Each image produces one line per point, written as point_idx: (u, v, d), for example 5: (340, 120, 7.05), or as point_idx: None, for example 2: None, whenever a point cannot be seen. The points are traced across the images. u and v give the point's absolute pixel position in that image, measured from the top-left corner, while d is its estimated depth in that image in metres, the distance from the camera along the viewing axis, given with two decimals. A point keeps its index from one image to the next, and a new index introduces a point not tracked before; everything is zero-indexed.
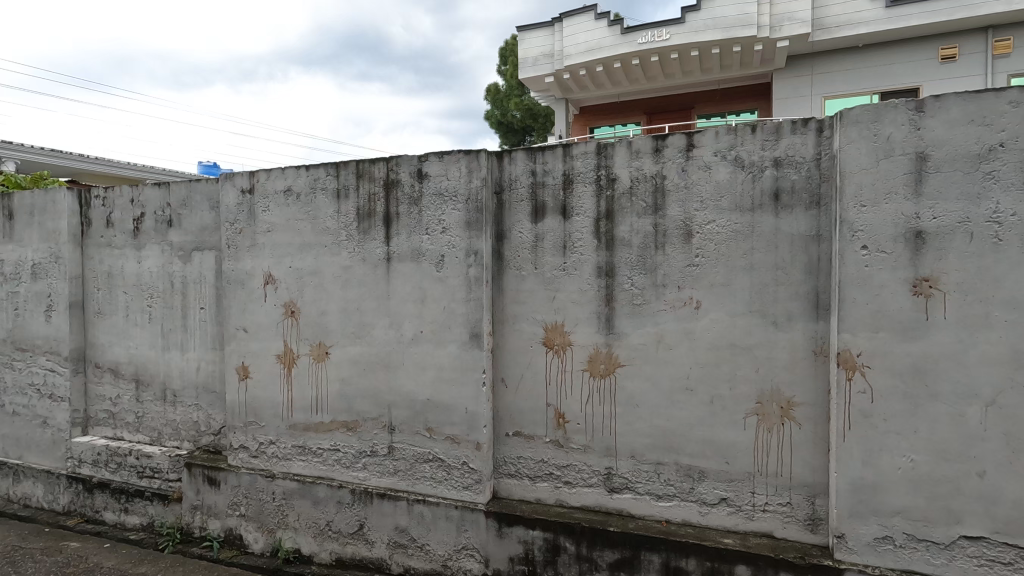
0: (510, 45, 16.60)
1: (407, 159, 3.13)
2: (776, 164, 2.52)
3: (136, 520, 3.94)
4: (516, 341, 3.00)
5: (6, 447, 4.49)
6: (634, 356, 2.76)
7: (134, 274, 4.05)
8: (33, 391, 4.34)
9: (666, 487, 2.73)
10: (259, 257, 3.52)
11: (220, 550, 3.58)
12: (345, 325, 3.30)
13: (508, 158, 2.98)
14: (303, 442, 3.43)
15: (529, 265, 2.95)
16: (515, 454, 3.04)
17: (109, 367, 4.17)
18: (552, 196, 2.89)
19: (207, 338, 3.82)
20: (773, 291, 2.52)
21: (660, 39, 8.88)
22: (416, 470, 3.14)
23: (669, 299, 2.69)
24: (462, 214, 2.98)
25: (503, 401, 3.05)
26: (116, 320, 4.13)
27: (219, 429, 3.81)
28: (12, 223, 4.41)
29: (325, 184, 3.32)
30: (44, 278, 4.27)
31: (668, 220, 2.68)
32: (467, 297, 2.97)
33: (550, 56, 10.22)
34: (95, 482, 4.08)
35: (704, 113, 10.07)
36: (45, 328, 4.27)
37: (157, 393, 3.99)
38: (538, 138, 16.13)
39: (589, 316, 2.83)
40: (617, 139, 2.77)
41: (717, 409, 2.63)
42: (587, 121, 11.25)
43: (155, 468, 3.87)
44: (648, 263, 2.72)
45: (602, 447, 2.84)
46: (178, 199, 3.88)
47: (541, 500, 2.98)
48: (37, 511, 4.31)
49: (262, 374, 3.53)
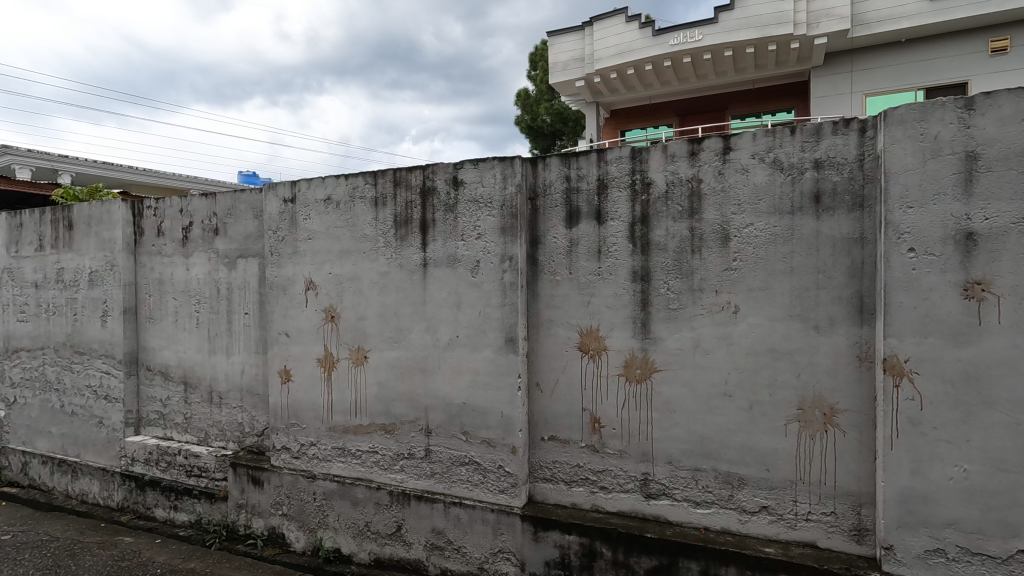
0: (541, 50, 16.71)
1: (443, 167, 3.19)
2: (816, 165, 2.47)
3: (185, 517, 4.10)
4: (551, 345, 3.02)
5: (65, 445, 4.73)
6: (670, 361, 2.74)
7: (183, 281, 4.22)
8: (90, 393, 4.57)
9: (704, 493, 2.70)
10: (301, 263, 3.63)
11: (264, 548, 3.70)
12: (383, 330, 3.38)
13: (543, 164, 3.01)
14: (343, 444, 3.52)
15: (564, 269, 2.96)
16: (550, 458, 3.05)
17: (159, 370, 4.36)
18: (586, 201, 2.90)
19: (251, 343, 3.95)
20: (814, 295, 2.47)
21: (692, 40, 8.80)
22: (452, 473, 3.19)
23: (706, 303, 2.66)
24: (496, 221, 3.02)
25: (538, 405, 3.06)
26: (166, 325, 4.32)
27: (262, 430, 3.94)
28: (70, 233, 4.66)
29: (363, 193, 3.41)
30: (100, 285, 4.50)
31: (705, 224, 2.66)
32: (502, 302, 3.01)
33: (581, 61, 10.23)
34: (146, 480, 4.26)
35: (738, 113, 9.91)
36: (102, 332, 4.49)
37: (204, 395, 4.15)
38: (569, 142, 16.15)
39: (625, 321, 2.83)
40: (651, 143, 2.77)
41: (756, 415, 2.59)
42: (618, 124, 11.21)
43: (203, 467, 4.03)
44: (684, 267, 2.70)
45: (639, 453, 2.83)
46: (224, 209, 4.04)
47: (577, 505, 2.98)
48: (94, 507, 4.53)
49: (303, 377, 3.64)
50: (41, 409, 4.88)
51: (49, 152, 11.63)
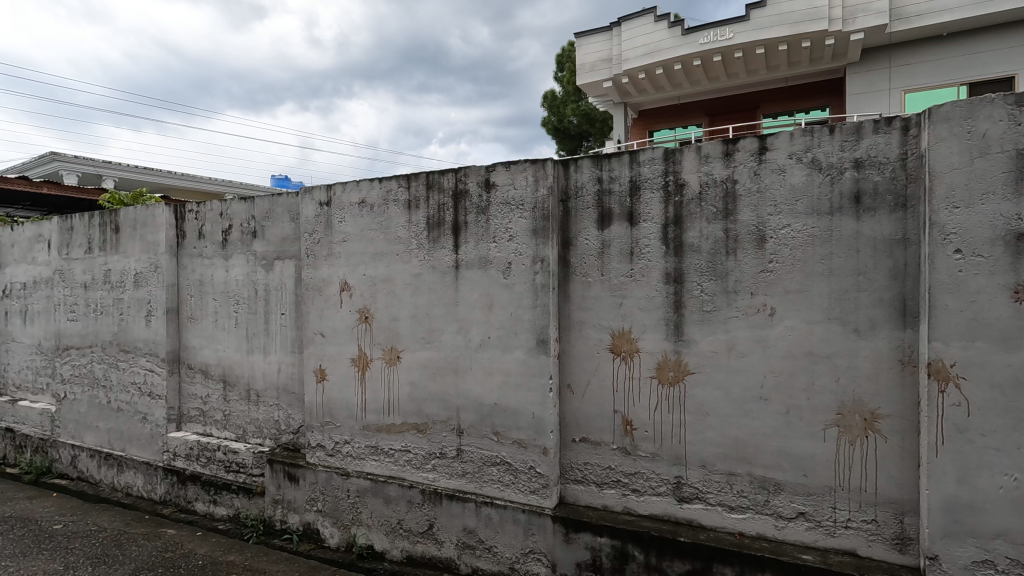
0: (567, 50, 16.74)
1: (475, 170, 3.22)
2: (856, 165, 2.42)
3: (223, 511, 4.22)
4: (583, 347, 3.02)
5: (111, 439, 4.93)
6: (704, 364, 2.71)
7: (222, 282, 4.36)
8: (134, 389, 4.75)
9: (739, 498, 2.67)
10: (336, 265, 3.71)
11: (299, 543, 3.79)
12: (415, 330, 3.43)
13: (575, 166, 3.01)
14: (376, 442, 3.58)
15: (596, 271, 2.96)
16: (581, 460, 3.05)
17: (199, 368, 4.50)
18: (618, 203, 2.90)
19: (288, 342, 4.06)
20: (854, 297, 2.42)
21: (723, 38, 8.68)
22: (483, 473, 3.21)
23: (741, 305, 2.63)
24: (528, 222, 3.04)
25: (569, 407, 3.07)
26: (206, 324, 4.46)
27: (297, 428, 4.03)
28: (117, 236, 4.86)
29: (397, 196, 3.47)
30: (145, 286, 4.68)
31: (740, 225, 2.63)
32: (533, 303, 3.02)
33: (609, 61, 10.18)
34: (187, 474, 4.41)
35: (770, 112, 9.74)
36: (146, 332, 4.67)
37: (242, 394, 4.27)
38: (595, 142, 16.13)
39: (657, 323, 2.81)
40: (684, 144, 2.75)
41: (793, 419, 2.54)
42: (646, 125, 11.11)
43: (241, 463, 4.15)
44: (718, 268, 2.68)
45: (672, 456, 2.81)
46: (262, 213, 4.15)
47: (609, 507, 2.97)
48: (138, 499, 4.71)
49: (338, 376, 3.71)
50: (88, 405, 5.09)
51: (94, 158, 12.16)
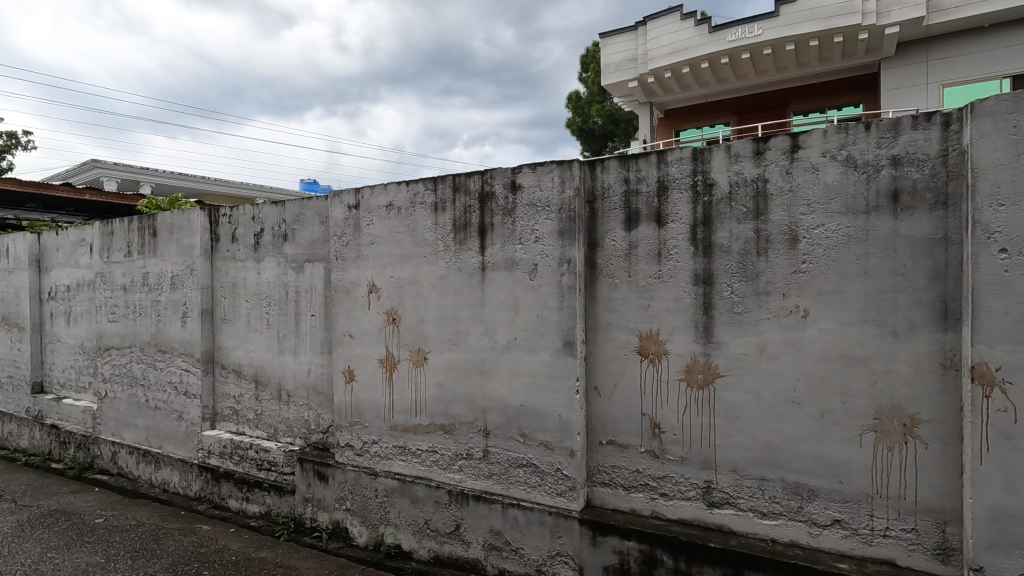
0: (592, 51, 16.69)
1: (501, 172, 3.23)
2: (893, 162, 2.35)
3: (256, 508, 4.32)
4: (610, 349, 3.00)
5: (149, 436, 5.09)
6: (734, 367, 2.67)
7: (254, 284, 4.46)
8: (171, 389, 4.89)
9: (771, 504, 2.61)
10: (364, 267, 3.76)
11: (328, 541, 3.85)
12: (442, 332, 3.45)
13: (601, 167, 3.00)
14: (403, 442, 3.62)
15: (623, 272, 2.94)
16: (608, 463, 3.02)
17: (232, 368, 4.62)
18: (646, 204, 2.87)
19: (317, 343, 4.13)
20: (891, 299, 2.35)
21: (752, 35, 8.55)
22: (510, 474, 3.21)
23: (773, 307, 2.58)
24: (555, 224, 3.03)
25: (596, 409, 3.05)
26: (239, 326, 4.57)
27: (327, 427, 4.10)
28: (154, 240, 5.02)
29: (424, 199, 3.50)
30: (181, 288, 4.82)
31: (771, 225, 2.58)
32: (560, 305, 3.02)
33: (634, 60, 10.09)
34: (221, 472, 4.52)
35: (801, 109, 9.54)
36: (182, 333, 4.81)
37: (273, 393, 4.36)
38: (620, 143, 16.03)
39: (686, 325, 2.77)
40: (714, 143, 2.71)
41: (828, 424, 2.48)
42: (672, 125, 10.99)
43: (272, 462, 4.23)
44: (749, 269, 2.63)
45: (701, 460, 2.76)
46: (292, 216, 4.24)
47: (636, 511, 2.94)
48: (174, 496, 4.85)
49: (366, 376, 3.76)
50: (128, 403, 5.27)
51: (132, 165, 12.59)
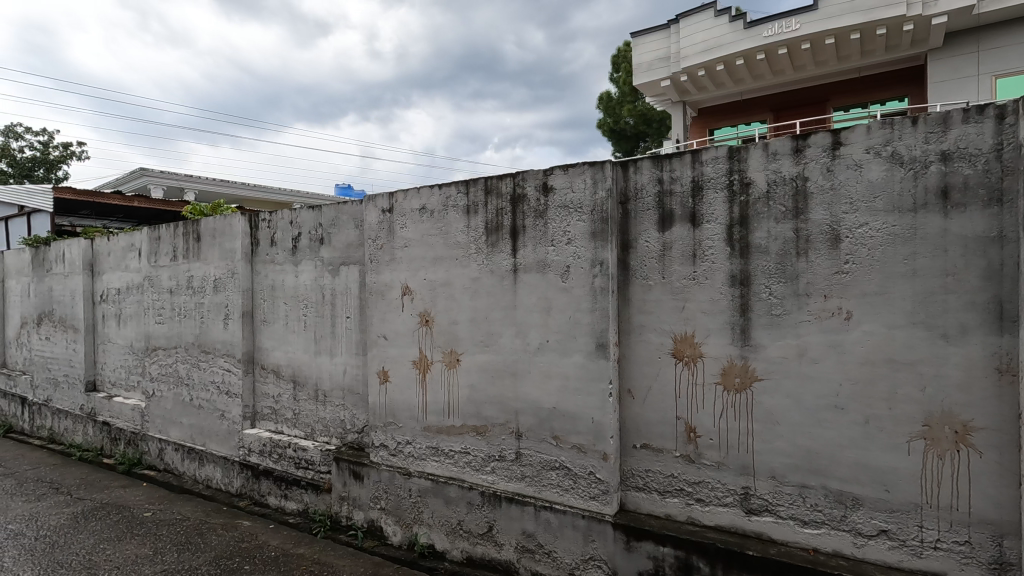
0: (623, 50, 16.55)
1: (533, 174, 3.23)
2: (943, 158, 2.26)
3: (294, 505, 4.42)
4: (643, 351, 2.96)
5: (193, 434, 5.28)
6: (772, 370, 2.60)
7: (292, 287, 4.58)
8: (213, 388, 5.06)
9: (813, 512, 2.53)
10: (398, 270, 3.82)
11: (364, 539, 3.92)
12: (474, 334, 3.47)
13: (634, 167, 2.96)
14: (437, 443, 3.65)
15: (657, 274, 2.90)
16: (643, 467, 2.98)
17: (271, 369, 4.75)
18: (680, 204, 2.83)
19: (353, 345, 4.21)
20: (941, 300, 2.25)
21: (789, 30, 8.33)
22: (543, 477, 3.21)
23: (813, 309, 2.50)
24: (587, 225, 3.02)
25: (630, 412, 3.01)
26: (278, 328, 4.70)
27: (362, 427, 4.17)
28: (198, 244, 5.20)
29: (456, 202, 3.53)
30: (223, 291, 4.98)
31: (811, 224, 2.51)
32: (592, 307, 3.00)
33: (667, 59, 9.97)
34: (261, 469, 4.65)
35: (841, 105, 9.23)
36: (224, 334, 4.97)
37: (311, 393, 4.47)
38: (653, 143, 15.83)
39: (722, 327, 2.72)
40: (750, 142, 2.65)
41: (873, 430, 2.39)
42: (706, 123, 10.79)
43: (310, 460, 4.33)
44: (788, 270, 2.56)
45: (739, 465, 2.70)
46: (328, 220, 4.34)
47: (671, 516, 2.89)
48: (217, 492, 5.01)
49: (400, 377, 3.82)
50: (173, 402, 5.47)
51: (177, 173, 13.10)
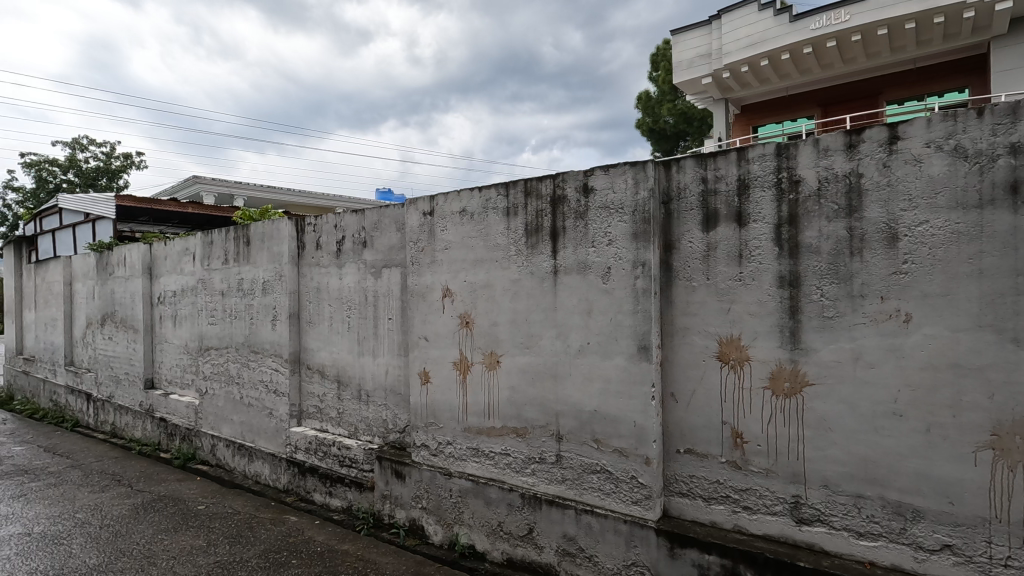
0: (663, 49, 16.30)
1: (574, 176, 3.22)
2: (1013, 150, 2.12)
3: (338, 502, 4.53)
4: (687, 354, 2.90)
5: (243, 431, 5.48)
6: (824, 375, 2.50)
7: (337, 289, 4.69)
8: (262, 387, 5.24)
9: (870, 524, 2.42)
10: (438, 272, 3.86)
11: (406, 538, 3.97)
12: (514, 335, 3.48)
13: (677, 166, 2.91)
14: (477, 444, 3.67)
15: (701, 275, 2.84)
16: (687, 472, 2.92)
17: (317, 369, 4.88)
18: (725, 203, 2.76)
19: (395, 345, 4.28)
20: (1011, 303, 2.11)
21: (838, 22, 8.03)
22: (583, 480, 3.18)
23: (869, 311, 2.40)
24: (628, 226, 2.98)
25: (673, 416, 2.95)
26: (323, 329, 4.82)
27: (403, 427, 4.24)
28: (248, 248, 5.40)
29: (496, 204, 3.55)
30: (271, 293, 5.15)
31: (866, 223, 2.41)
32: (634, 309, 2.95)
33: (708, 56, 9.76)
34: (307, 466, 4.78)
35: (895, 98, 8.80)
36: (272, 334, 5.14)
37: (354, 393, 4.57)
38: (694, 142, 15.49)
39: (770, 330, 2.63)
40: (800, 138, 2.56)
41: (936, 439, 2.26)
42: (750, 121, 10.50)
43: (353, 459, 4.43)
44: (841, 271, 2.46)
45: (789, 473, 2.61)
46: (371, 224, 4.43)
47: (717, 524, 2.82)
48: (265, 487, 5.18)
49: (441, 378, 3.86)
50: (225, 399, 5.69)
51: (227, 180, 13.66)
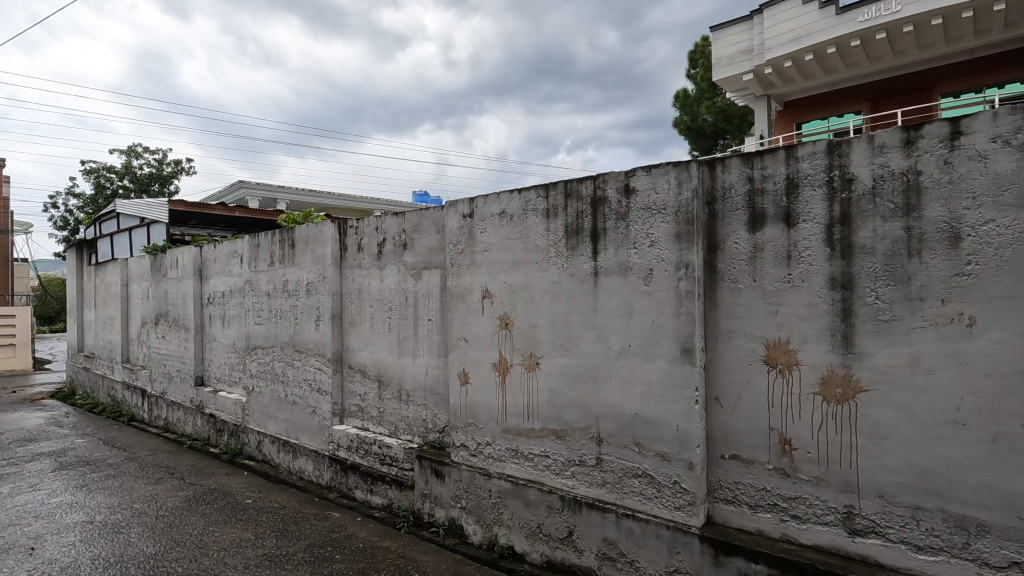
0: (701, 46, 16.03)
1: (615, 177, 3.19)
2: None
3: (379, 499, 4.61)
4: (732, 358, 2.83)
5: (288, 428, 5.64)
6: (879, 381, 2.41)
7: (378, 290, 4.79)
8: (306, 385, 5.39)
9: (929, 538, 2.31)
10: (478, 273, 3.89)
11: (445, 536, 4.02)
12: (554, 337, 3.47)
13: (722, 165, 2.85)
14: (517, 446, 3.67)
15: (747, 276, 2.77)
16: (732, 478, 2.85)
17: (358, 368, 4.98)
18: (773, 203, 2.69)
19: (435, 346, 4.33)
20: None
21: (888, 13, 7.73)
22: (624, 484, 3.15)
23: (928, 315, 2.29)
24: (671, 227, 2.93)
25: (718, 421, 2.89)
26: (364, 329, 4.92)
27: (443, 427, 4.28)
28: (293, 250, 5.56)
29: (536, 205, 3.55)
30: (315, 294, 5.29)
31: (925, 223, 2.30)
32: (677, 311, 2.91)
33: (750, 52, 9.54)
34: (349, 464, 4.88)
35: (950, 91, 8.37)
36: (316, 334, 5.28)
37: (394, 392, 4.65)
38: (733, 141, 15.13)
39: (821, 333, 2.55)
40: (853, 135, 2.48)
41: (1002, 450, 2.15)
42: (793, 117, 10.18)
43: (394, 457, 4.51)
44: (898, 273, 2.36)
45: (840, 482, 2.52)
46: (411, 226, 4.50)
47: (764, 533, 2.74)
48: (308, 483, 5.33)
49: (481, 379, 3.88)
50: (270, 397, 5.87)
51: (271, 184, 14.11)
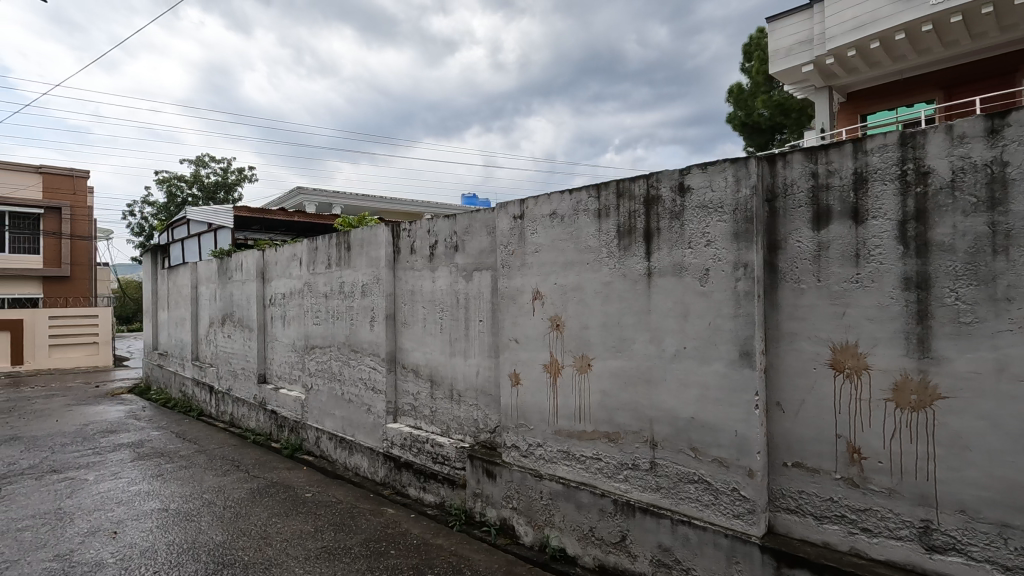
0: (756, 38, 15.49)
1: (669, 175, 3.13)
2: None
3: (431, 497, 4.69)
4: (795, 361, 2.72)
5: (344, 425, 5.83)
6: (959, 388, 2.25)
7: (430, 292, 4.87)
8: (361, 384, 5.55)
9: (1018, 557, 2.14)
10: (529, 274, 3.89)
11: (497, 536, 4.04)
12: (606, 339, 3.43)
13: (783, 161, 2.74)
14: (569, 448, 3.65)
15: (811, 276, 2.65)
16: (795, 487, 2.73)
17: (411, 368, 5.09)
18: (839, 199, 2.56)
19: (486, 347, 4.37)
20: None
21: None
22: (679, 489, 3.07)
23: (1016, 317, 2.13)
24: (729, 226, 2.84)
25: (779, 427, 2.78)
26: (417, 330, 5.02)
27: (494, 427, 4.31)
28: (348, 253, 5.74)
29: (587, 206, 3.52)
30: (370, 295, 5.44)
31: (1012, 218, 2.14)
32: (735, 312, 2.82)
33: (810, 42, 9.14)
34: (402, 461, 4.99)
35: None
36: (370, 334, 5.43)
37: (446, 392, 4.72)
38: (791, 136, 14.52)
39: (893, 337, 2.41)
40: (929, 125, 2.33)
41: None
42: (857, 109, 9.67)
43: (446, 456, 4.57)
44: (981, 272, 2.20)
45: (916, 495, 2.37)
46: (462, 228, 4.56)
47: (830, 545, 2.61)
48: (364, 479, 5.48)
49: (531, 380, 3.88)
50: (328, 395, 6.08)
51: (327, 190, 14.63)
